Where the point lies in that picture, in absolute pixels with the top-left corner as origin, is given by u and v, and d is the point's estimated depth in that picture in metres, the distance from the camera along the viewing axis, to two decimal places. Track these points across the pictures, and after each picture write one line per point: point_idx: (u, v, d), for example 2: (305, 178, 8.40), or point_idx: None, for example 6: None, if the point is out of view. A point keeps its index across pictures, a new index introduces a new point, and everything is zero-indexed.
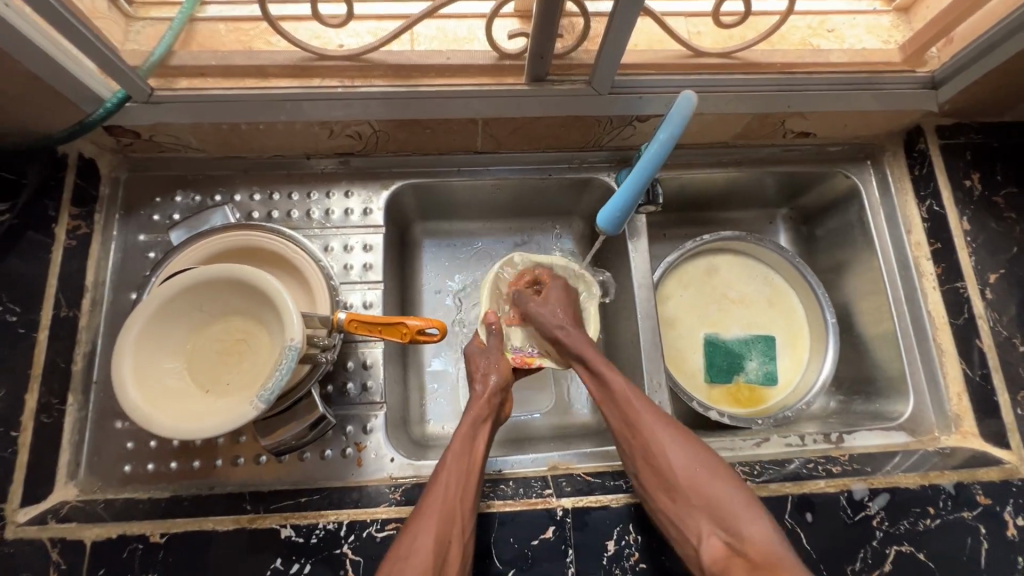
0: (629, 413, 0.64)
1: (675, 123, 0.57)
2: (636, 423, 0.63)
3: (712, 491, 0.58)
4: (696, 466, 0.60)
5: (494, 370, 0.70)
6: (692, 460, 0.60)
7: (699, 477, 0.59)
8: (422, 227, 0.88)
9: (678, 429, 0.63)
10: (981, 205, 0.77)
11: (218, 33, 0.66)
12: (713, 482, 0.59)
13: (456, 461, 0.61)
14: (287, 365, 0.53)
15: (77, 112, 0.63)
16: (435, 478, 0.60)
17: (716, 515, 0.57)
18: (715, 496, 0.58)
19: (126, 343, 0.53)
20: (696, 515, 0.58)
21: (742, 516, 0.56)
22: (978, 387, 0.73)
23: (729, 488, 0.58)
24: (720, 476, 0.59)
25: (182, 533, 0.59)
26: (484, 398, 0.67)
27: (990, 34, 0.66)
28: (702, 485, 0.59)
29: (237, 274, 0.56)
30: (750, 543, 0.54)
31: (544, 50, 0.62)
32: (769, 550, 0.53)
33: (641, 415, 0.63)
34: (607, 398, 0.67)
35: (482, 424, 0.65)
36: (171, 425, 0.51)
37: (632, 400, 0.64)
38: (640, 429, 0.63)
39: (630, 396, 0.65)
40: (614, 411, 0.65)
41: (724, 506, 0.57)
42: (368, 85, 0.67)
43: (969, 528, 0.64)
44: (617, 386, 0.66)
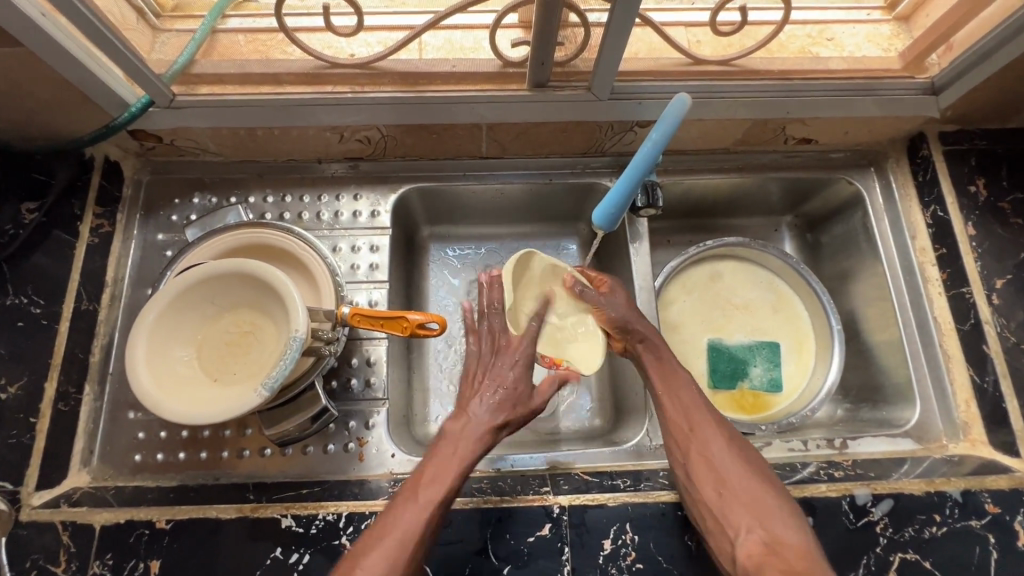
0: (690, 409, 0.65)
1: (667, 123, 0.56)
2: (693, 417, 0.65)
3: (758, 494, 0.57)
4: (746, 470, 0.60)
5: (499, 406, 0.63)
6: (747, 465, 0.60)
7: (750, 479, 0.59)
8: (429, 231, 0.90)
9: (730, 434, 0.63)
10: (986, 210, 0.77)
11: (237, 43, 0.70)
12: (761, 484, 0.58)
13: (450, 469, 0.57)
14: (291, 355, 0.54)
15: (104, 116, 0.67)
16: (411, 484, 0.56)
17: (760, 514, 0.56)
18: (760, 497, 0.57)
19: (139, 334, 0.56)
20: (739, 511, 0.57)
21: (784, 518, 0.55)
22: (985, 393, 0.72)
23: (775, 497, 0.57)
24: (765, 484, 0.58)
25: (187, 520, 0.60)
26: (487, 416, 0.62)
27: (985, 42, 0.67)
28: (750, 484, 0.58)
29: (245, 270, 0.58)
30: (793, 546, 0.52)
31: (544, 59, 0.65)
32: (810, 555, 0.51)
33: (701, 412, 0.65)
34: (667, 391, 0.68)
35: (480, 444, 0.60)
36: (181, 410, 0.54)
37: (695, 398, 0.67)
38: (698, 424, 0.64)
39: (697, 396, 0.67)
40: (675, 405, 0.66)
41: (768, 507, 0.56)
42: (377, 91, 0.70)
43: (977, 537, 0.62)
44: (683, 388, 0.67)
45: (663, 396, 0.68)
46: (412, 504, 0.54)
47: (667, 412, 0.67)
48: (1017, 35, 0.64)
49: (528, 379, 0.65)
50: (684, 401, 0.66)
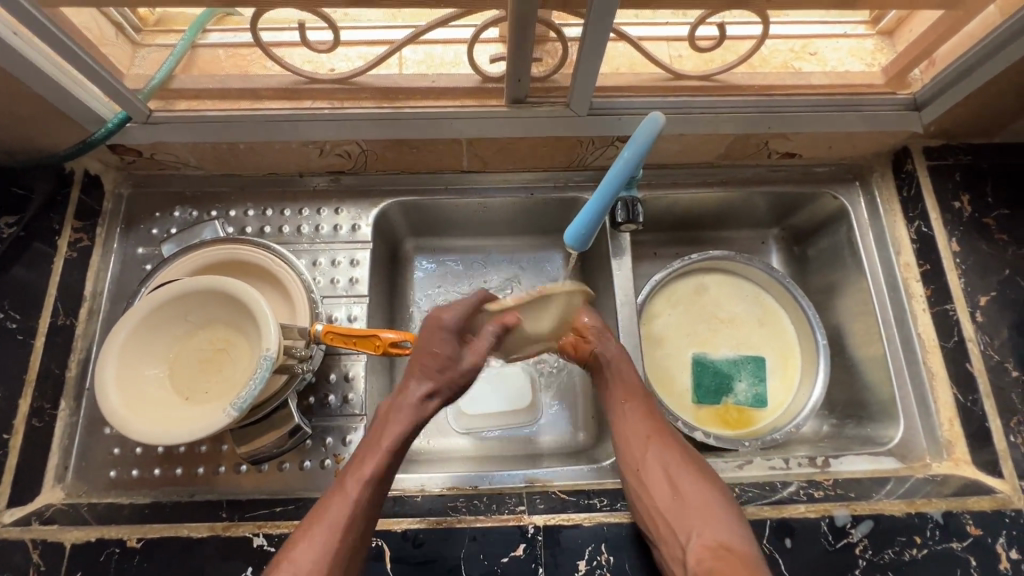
0: (645, 417, 0.68)
1: (638, 142, 0.56)
2: (648, 425, 0.68)
3: (700, 501, 0.61)
4: (697, 476, 0.63)
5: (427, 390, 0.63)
6: (696, 472, 0.63)
7: (701, 486, 0.62)
8: (412, 243, 0.89)
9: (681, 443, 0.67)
10: (971, 226, 0.76)
11: (217, 58, 0.70)
12: (710, 489, 0.62)
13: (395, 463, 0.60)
14: (262, 374, 0.54)
15: (81, 131, 0.67)
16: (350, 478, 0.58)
17: (709, 519, 0.59)
18: (709, 503, 0.60)
19: (110, 352, 0.56)
20: (690, 518, 0.60)
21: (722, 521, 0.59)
22: (970, 413, 0.71)
23: (722, 500, 0.61)
24: (713, 489, 0.62)
25: (159, 539, 0.60)
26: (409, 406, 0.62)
27: (966, 58, 0.67)
28: (700, 491, 0.62)
29: (219, 286, 0.58)
30: (736, 549, 0.56)
31: (521, 75, 0.65)
32: (753, 558, 0.55)
33: (655, 420, 0.68)
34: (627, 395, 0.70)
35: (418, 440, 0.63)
36: (147, 430, 0.53)
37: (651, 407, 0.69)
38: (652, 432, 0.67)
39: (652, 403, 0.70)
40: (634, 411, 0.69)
41: (715, 512, 0.60)
42: (357, 106, 0.70)
43: (958, 560, 0.61)
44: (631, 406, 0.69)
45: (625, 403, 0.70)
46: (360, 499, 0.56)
47: (619, 428, 0.68)
48: (997, 53, 0.64)
49: (437, 341, 0.62)
50: (630, 414, 0.69)
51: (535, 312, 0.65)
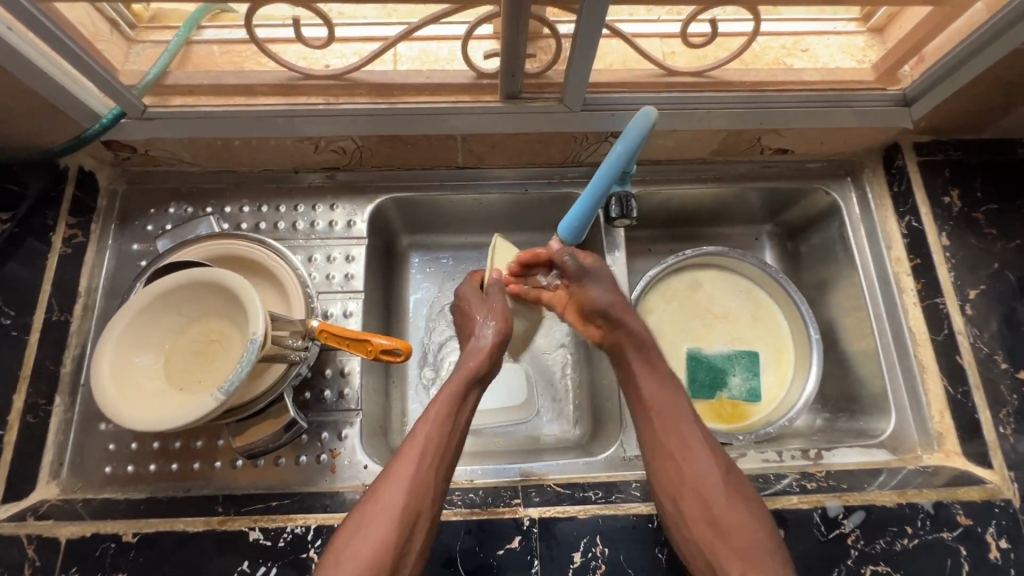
0: (676, 436, 0.64)
1: (631, 137, 0.57)
2: (680, 447, 0.64)
3: (740, 521, 0.58)
4: (735, 505, 0.59)
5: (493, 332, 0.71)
6: (734, 500, 0.60)
7: (739, 517, 0.58)
8: (408, 240, 0.90)
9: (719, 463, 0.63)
10: (960, 221, 0.77)
11: (212, 54, 0.70)
12: (749, 520, 0.58)
13: (418, 483, 0.58)
14: (248, 358, 0.54)
15: (76, 127, 0.67)
16: (374, 510, 0.56)
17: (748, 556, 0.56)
18: (748, 538, 0.57)
19: (104, 347, 0.56)
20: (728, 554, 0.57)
21: (767, 541, 0.57)
22: (961, 405, 0.72)
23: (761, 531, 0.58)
24: (751, 519, 0.58)
25: (155, 533, 0.60)
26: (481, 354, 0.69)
27: (953, 54, 0.67)
28: (738, 523, 0.58)
29: (210, 278, 0.58)
30: None
31: (514, 70, 0.65)
32: None
33: (687, 440, 0.64)
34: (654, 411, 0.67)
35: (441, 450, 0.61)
36: (141, 419, 0.53)
37: (683, 426, 0.65)
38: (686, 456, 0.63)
39: (684, 420, 0.65)
40: (663, 429, 0.65)
41: (755, 548, 0.56)
42: (352, 102, 0.70)
43: (948, 549, 0.62)
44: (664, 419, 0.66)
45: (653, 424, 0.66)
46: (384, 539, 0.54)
47: (650, 449, 0.65)
48: (983, 50, 0.64)
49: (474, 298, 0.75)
50: (662, 435, 0.65)
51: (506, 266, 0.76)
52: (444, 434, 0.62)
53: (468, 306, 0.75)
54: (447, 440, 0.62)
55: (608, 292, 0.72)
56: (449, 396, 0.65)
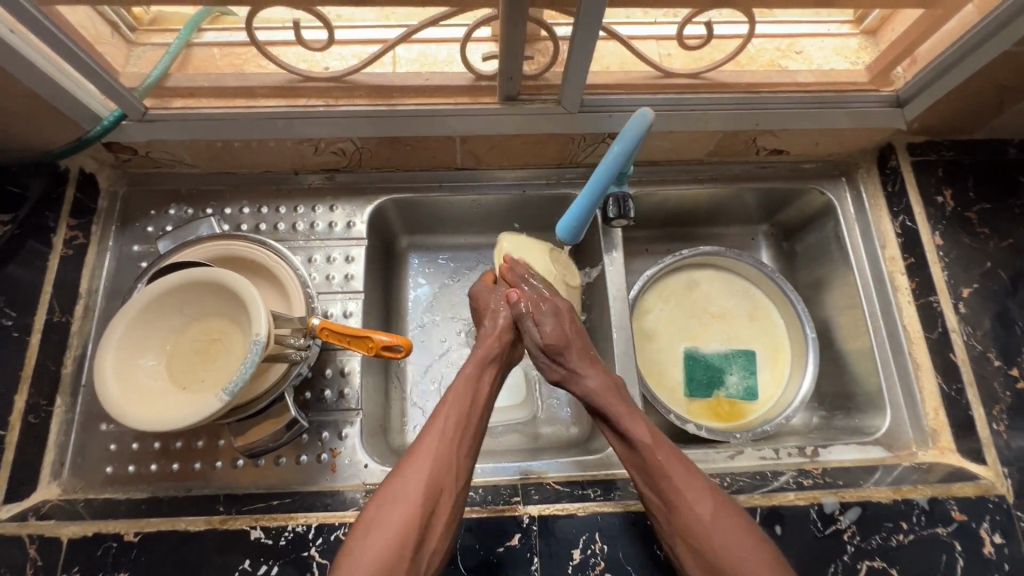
0: (660, 480, 0.60)
1: (628, 137, 0.57)
2: (667, 492, 0.59)
3: (744, 552, 0.55)
4: (733, 547, 0.55)
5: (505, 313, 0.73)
6: (731, 539, 0.56)
7: (737, 560, 0.55)
8: (407, 240, 0.90)
9: (710, 500, 0.58)
10: (953, 220, 0.78)
11: (213, 57, 0.70)
12: (747, 562, 0.55)
13: (436, 477, 0.58)
14: (251, 359, 0.54)
15: (76, 129, 0.68)
16: (392, 506, 0.55)
17: None
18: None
19: (107, 347, 0.57)
20: None
21: (766, 564, 0.55)
22: (955, 402, 0.73)
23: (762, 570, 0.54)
24: (749, 559, 0.55)
25: (156, 533, 0.60)
26: (494, 336, 0.71)
27: (945, 56, 0.68)
28: (737, 566, 0.55)
29: (211, 278, 0.59)
30: None
31: (512, 73, 0.66)
32: None
33: (673, 484, 0.59)
34: (634, 458, 0.63)
35: (457, 444, 0.61)
36: (144, 418, 0.54)
37: (667, 468, 0.60)
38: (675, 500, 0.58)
39: (667, 461, 0.61)
40: (646, 476, 0.61)
41: None
42: (350, 104, 0.71)
43: (943, 545, 0.63)
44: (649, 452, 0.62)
45: (636, 467, 0.63)
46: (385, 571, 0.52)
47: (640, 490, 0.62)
48: (975, 51, 0.65)
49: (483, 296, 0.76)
50: (648, 479, 0.61)
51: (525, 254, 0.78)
52: (458, 429, 0.62)
53: (483, 305, 0.75)
54: (462, 434, 0.62)
55: (553, 371, 0.71)
56: (462, 390, 0.65)
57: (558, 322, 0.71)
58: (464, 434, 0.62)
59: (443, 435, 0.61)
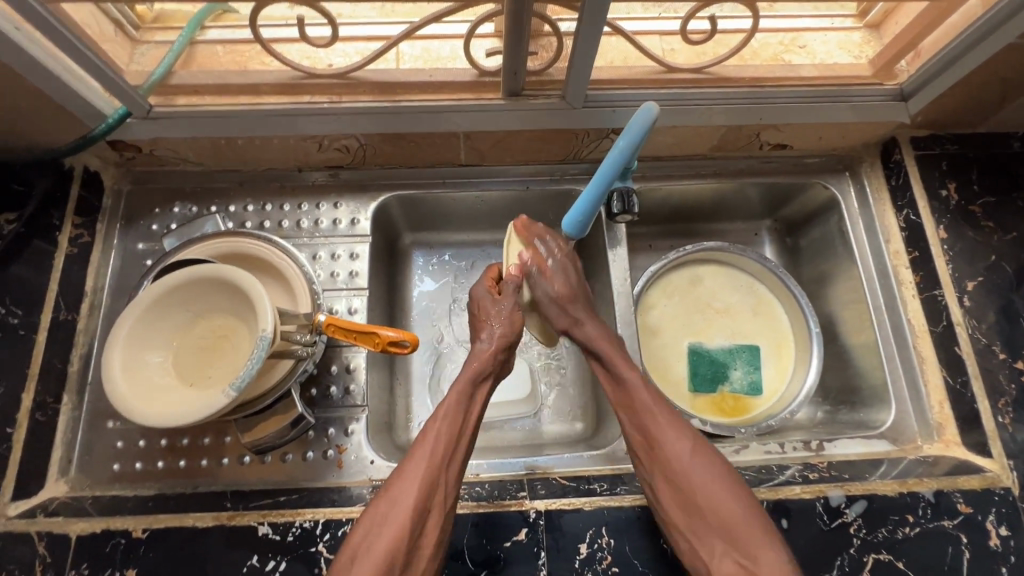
0: (645, 419, 0.62)
1: (634, 131, 0.57)
2: (650, 429, 0.62)
3: (719, 487, 0.57)
4: (710, 480, 0.57)
5: (499, 335, 0.70)
6: (709, 474, 0.57)
7: (714, 494, 0.56)
8: (410, 237, 0.90)
9: (691, 438, 0.60)
10: (958, 214, 0.78)
11: (216, 54, 0.70)
12: (725, 497, 0.56)
13: (427, 489, 0.56)
14: (258, 354, 0.55)
15: (81, 127, 0.68)
16: (384, 519, 0.54)
17: (730, 536, 0.54)
18: (727, 517, 0.55)
19: (114, 344, 0.57)
20: (710, 537, 0.55)
21: (741, 498, 0.56)
22: (960, 396, 0.73)
23: (739, 506, 0.55)
24: (728, 494, 0.56)
25: (164, 529, 0.60)
26: (487, 355, 0.69)
27: (948, 49, 0.68)
28: (715, 502, 0.56)
29: (217, 275, 0.59)
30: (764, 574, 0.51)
31: (517, 68, 0.66)
32: None
33: (656, 422, 0.61)
34: (622, 399, 0.66)
35: (449, 457, 0.59)
36: (152, 415, 0.54)
37: (651, 406, 0.63)
38: (657, 438, 0.61)
39: (650, 401, 0.63)
40: (632, 416, 0.64)
41: (737, 528, 0.54)
42: (354, 101, 0.71)
43: (949, 537, 0.63)
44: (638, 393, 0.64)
45: (622, 409, 0.65)
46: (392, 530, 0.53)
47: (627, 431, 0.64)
48: (980, 43, 0.65)
49: (487, 296, 0.74)
50: (634, 418, 0.64)
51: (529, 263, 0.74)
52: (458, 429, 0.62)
53: (484, 313, 0.72)
54: (455, 448, 0.60)
55: (560, 318, 0.73)
56: (451, 415, 0.62)
57: (565, 280, 0.73)
58: (457, 444, 0.61)
59: (434, 448, 0.59)
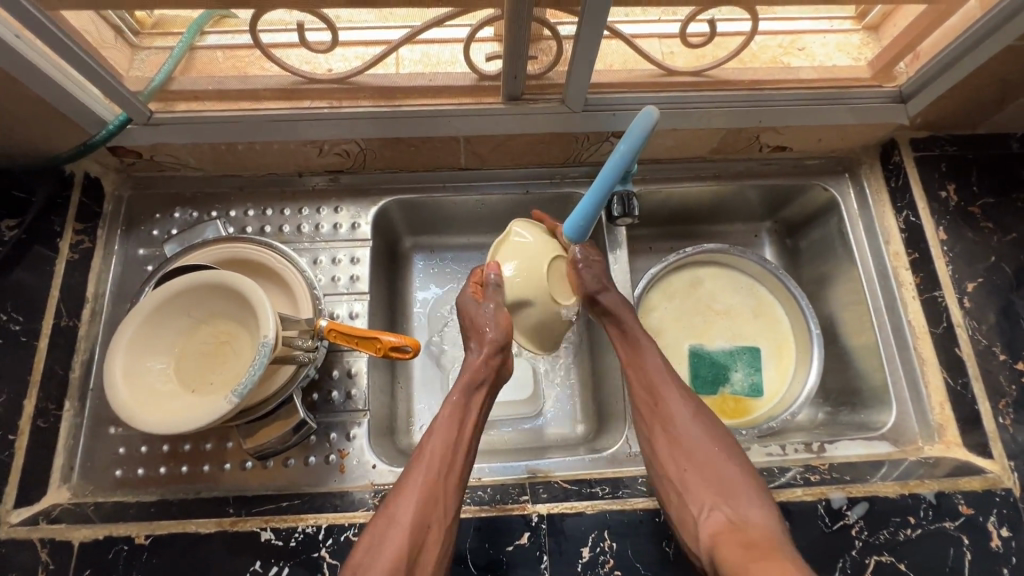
0: (653, 385, 0.70)
1: (635, 135, 0.57)
2: (658, 392, 0.69)
3: (717, 449, 0.65)
4: (708, 441, 0.66)
5: (490, 341, 0.69)
6: (708, 436, 0.66)
7: (710, 453, 0.65)
8: (411, 241, 0.90)
9: (692, 404, 0.69)
10: (957, 215, 0.78)
11: (215, 60, 0.68)
12: (719, 457, 0.65)
13: (427, 501, 0.58)
14: (260, 360, 0.55)
15: (81, 133, 0.68)
16: (384, 539, 0.56)
17: (721, 491, 0.62)
18: (721, 474, 0.63)
19: (116, 350, 0.57)
20: (703, 490, 0.62)
21: (734, 460, 0.64)
22: (960, 397, 0.73)
23: (731, 466, 0.64)
24: (723, 453, 0.65)
25: (166, 535, 0.60)
26: (479, 362, 0.69)
27: (947, 52, 0.69)
28: (709, 459, 0.65)
29: (219, 280, 0.59)
30: (750, 522, 0.58)
31: (516, 73, 0.66)
32: (771, 531, 0.57)
33: (664, 389, 0.69)
34: (632, 364, 0.72)
35: (447, 473, 0.61)
36: (155, 421, 0.54)
37: (660, 372, 0.70)
38: (664, 400, 0.69)
39: (661, 370, 0.70)
40: (640, 379, 0.71)
41: (729, 483, 0.62)
42: (355, 106, 0.71)
43: (951, 538, 0.63)
44: (648, 359, 0.71)
45: (631, 369, 0.72)
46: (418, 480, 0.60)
47: (634, 390, 0.71)
48: (977, 46, 0.66)
49: (473, 304, 0.72)
50: (643, 378, 0.71)
51: (511, 259, 0.70)
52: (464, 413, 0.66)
53: (471, 320, 0.72)
54: (453, 464, 0.62)
55: (593, 283, 0.72)
56: (448, 423, 0.65)
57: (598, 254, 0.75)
58: (457, 453, 0.63)
59: (433, 458, 0.61)
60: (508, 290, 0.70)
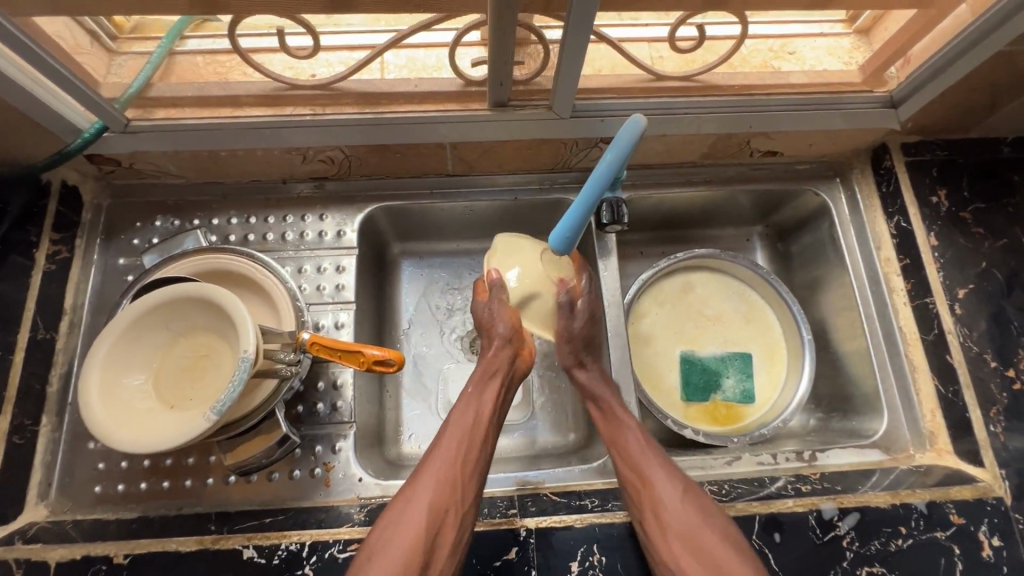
0: (639, 463, 0.65)
1: (623, 142, 0.56)
2: (644, 472, 0.64)
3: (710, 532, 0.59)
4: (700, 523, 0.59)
5: (503, 329, 0.69)
6: (702, 519, 0.60)
7: (703, 536, 0.58)
8: (399, 247, 0.89)
9: (681, 483, 0.63)
10: (948, 221, 0.78)
11: (196, 65, 0.69)
12: (716, 541, 0.58)
13: (438, 500, 0.58)
14: (240, 376, 0.53)
15: (56, 142, 0.66)
16: (399, 524, 0.56)
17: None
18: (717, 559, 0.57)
19: (93, 366, 0.56)
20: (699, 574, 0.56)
21: (732, 544, 0.58)
22: (951, 404, 0.72)
23: (728, 552, 0.57)
24: (718, 536, 0.58)
25: (145, 554, 0.58)
26: (492, 352, 0.69)
27: (939, 56, 0.68)
28: (704, 544, 0.58)
29: (198, 292, 0.57)
30: None
31: (502, 79, 0.65)
32: None
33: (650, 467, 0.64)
34: (615, 443, 0.67)
35: (459, 467, 0.61)
36: (133, 439, 0.53)
37: (645, 451, 0.65)
38: (650, 480, 0.63)
39: (646, 448, 0.66)
40: (624, 459, 0.66)
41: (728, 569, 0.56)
42: (340, 113, 0.69)
43: (942, 548, 0.62)
44: (629, 437, 0.67)
45: (614, 449, 0.67)
46: (428, 483, 0.59)
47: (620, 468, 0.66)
48: (966, 53, 0.65)
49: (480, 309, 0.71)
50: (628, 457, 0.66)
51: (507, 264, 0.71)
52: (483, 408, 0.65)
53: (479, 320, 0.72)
54: (465, 459, 0.61)
55: (567, 355, 0.72)
56: (463, 410, 0.65)
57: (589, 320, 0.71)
58: (470, 445, 0.62)
59: (448, 451, 0.61)
60: (513, 289, 0.71)
